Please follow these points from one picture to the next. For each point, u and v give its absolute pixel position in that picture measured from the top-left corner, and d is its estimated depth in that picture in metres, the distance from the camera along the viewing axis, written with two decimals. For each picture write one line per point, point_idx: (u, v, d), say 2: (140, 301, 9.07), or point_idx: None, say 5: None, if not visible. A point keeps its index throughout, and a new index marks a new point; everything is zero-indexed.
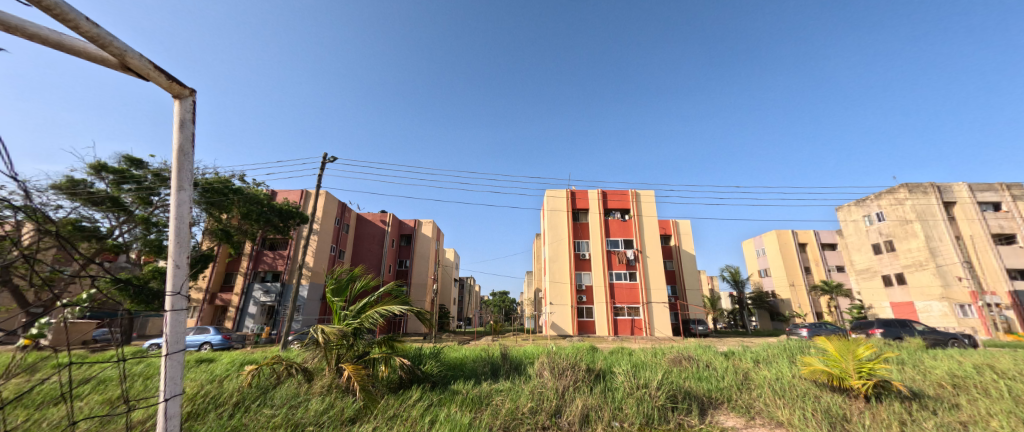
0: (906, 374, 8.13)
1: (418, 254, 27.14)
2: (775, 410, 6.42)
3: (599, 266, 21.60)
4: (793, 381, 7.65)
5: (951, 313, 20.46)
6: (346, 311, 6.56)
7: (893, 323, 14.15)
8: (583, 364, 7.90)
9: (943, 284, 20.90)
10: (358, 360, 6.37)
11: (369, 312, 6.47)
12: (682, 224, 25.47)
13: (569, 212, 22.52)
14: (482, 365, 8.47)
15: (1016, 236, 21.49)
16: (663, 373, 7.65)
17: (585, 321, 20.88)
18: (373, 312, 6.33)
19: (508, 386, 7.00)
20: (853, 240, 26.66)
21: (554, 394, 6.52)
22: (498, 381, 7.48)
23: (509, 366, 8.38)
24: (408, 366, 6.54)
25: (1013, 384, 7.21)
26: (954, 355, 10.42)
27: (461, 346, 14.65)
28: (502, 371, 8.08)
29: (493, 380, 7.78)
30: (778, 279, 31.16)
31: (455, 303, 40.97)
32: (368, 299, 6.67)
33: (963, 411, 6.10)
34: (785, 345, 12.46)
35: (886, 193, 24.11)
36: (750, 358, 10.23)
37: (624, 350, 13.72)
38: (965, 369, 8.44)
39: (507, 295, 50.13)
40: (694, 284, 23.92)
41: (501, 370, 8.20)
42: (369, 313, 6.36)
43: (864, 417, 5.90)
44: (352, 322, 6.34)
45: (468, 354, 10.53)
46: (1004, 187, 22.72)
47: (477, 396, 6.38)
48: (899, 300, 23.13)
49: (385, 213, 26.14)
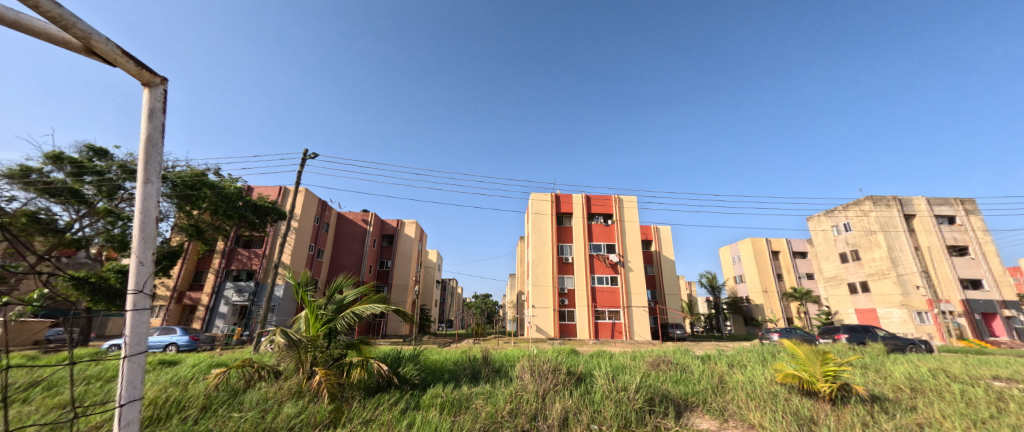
0: (868, 378, 8.60)
1: (400, 254, 26.63)
2: (747, 413, 6.64)
3: (581, 270, 21.78)
4: (765, 384, 7.95)
5: (909, 319, 21.59)
6: (322, 309, 6.43)
7: (857, 328, 14.86)
8: (563, 366, 8.02)
9: (903, 292, 22.03)
10: (333, 363, 6.26)
11: (345, 312, 6.44)
12: (663, 230, 26.04)
13: (553, 216, 22.68)
14: (463, 369, 8.43)
15: (968, 248, 22.98)
16: (641, 376, 7.80)
17: (567, 324, 21.00)
18: (351, 312, 6.36)
19: (487, 390, 7.00)
20: (822, 248, 27.88)
21: (534, 397, 6.57)
22: (478, 384, 7.50)
23: (489, 369, 8.42)
24: (386, 369, 6.34)
25: (965, 388, 7.69)
26: (913, 360, 11.01)
27: (441, 350, 14.57)
28: (483, 374, 8.08)
29: (473, 382, 7.80)
30: (752, 285, 32.27)
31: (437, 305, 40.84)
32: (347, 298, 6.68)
33: (920, 413, 6.48)
34: (757, 350, 12.94)
35: (852, 204, 25.37)
36: (725, 362, 10.59)
37: (604, 354, 13.85)
38: (922, 373, 9.00)
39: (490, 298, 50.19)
40: (673, 289, 24.44)
41: (482, 374, 8.17)
42: (346, 314, 6.37)
43: (829, 419, 6.19)
44: (326, 323, 6.33)
45: (448, 357, 10.56)
46: (958, 201, 24.20)
47: (457, 399, 6.36)
48: (863, 306, 24.27)
49: (368, 213, 25.61)
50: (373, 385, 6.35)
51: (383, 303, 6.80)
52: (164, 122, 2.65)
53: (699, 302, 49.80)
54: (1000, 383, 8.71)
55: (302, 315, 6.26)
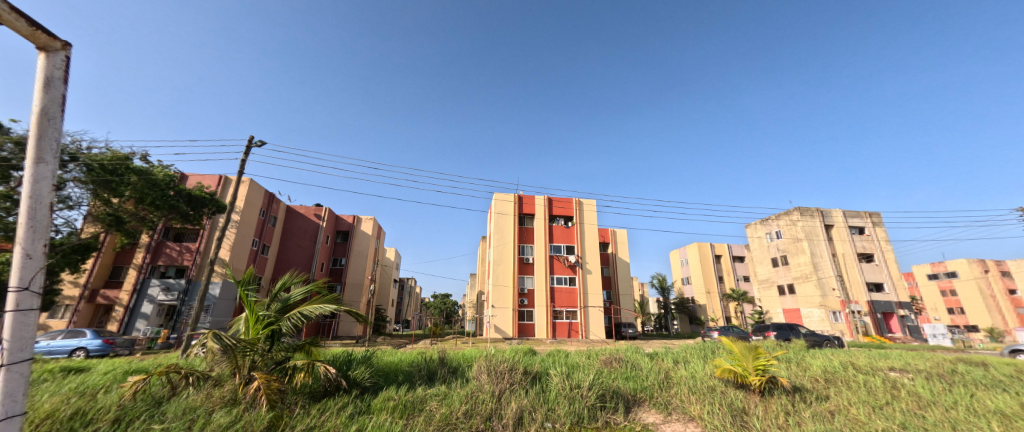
0: (792, 371, 9.64)
1: (356, 252, 25.47)
2: (688, 406, 7.17)
3: (541, 271, 22.15)
4: (705, 379, 8.64)
5: (826, 318, 24.30)
6: (265, 310, 6.05)
7: (784, 326, 16.49)
8: (520, 366, 8.15)
9: (822, 294, 24.76)
10: (274, 367, 5.91)
11: (292, 313, 6.07)
12: (619, 233, 27.18)
13: (516, 216, 22.89)
14: (419, 370, 8.29)
15: (874, 255, 26.30)
16: (595, 374, 8.14)
17: (526, 323, 21.24)
18: (298, 312, 6.00)
19: (443, 391, 6.97)
20: (757, 253, 30.58)
21: (491, 398, 6.62)
22: (433, 386, 7.43)
23: (446, 370, 8.36)
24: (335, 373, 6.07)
25: (867, 378, 8.86)
26: (827, 354, 12.45)
27: (396, 351, 14.18)
28: (439, 375, 8.05)
29: (429, 383, 7.74)
30: (697, 287, 34.66)
31: (393, 305, 39.62)
32: (295, 297, 6.31)
33: (831, 401, 7.37)
34: (699, 347, 13.99)
35: (783, 214, 28.09)
36: (671, 359, 11.34)
37: (560, 352, 14.22)
38: (834, 365, 10.22)
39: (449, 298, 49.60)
40: (627, 290, 25.57)
41: (437, 376, 8.07)
42: (293, 314, 5.99)
43: (757, 409, 6.86)
44: (270, 324, 5.94)
45: (403, 358, 10.36)
46: (868, 214, 27.61)
47: (410, 402, 6.26)
48: (789, 306, 26.94)
49: (321, 207, 24.21)
50: (320, 389, 6.07)
51: (334, 303, 6.49)
52: (64, 93, 2.48)
53: (650, 303, 52.61)
54: (894, 373, 10.10)
55: (241, 317, 5.96)
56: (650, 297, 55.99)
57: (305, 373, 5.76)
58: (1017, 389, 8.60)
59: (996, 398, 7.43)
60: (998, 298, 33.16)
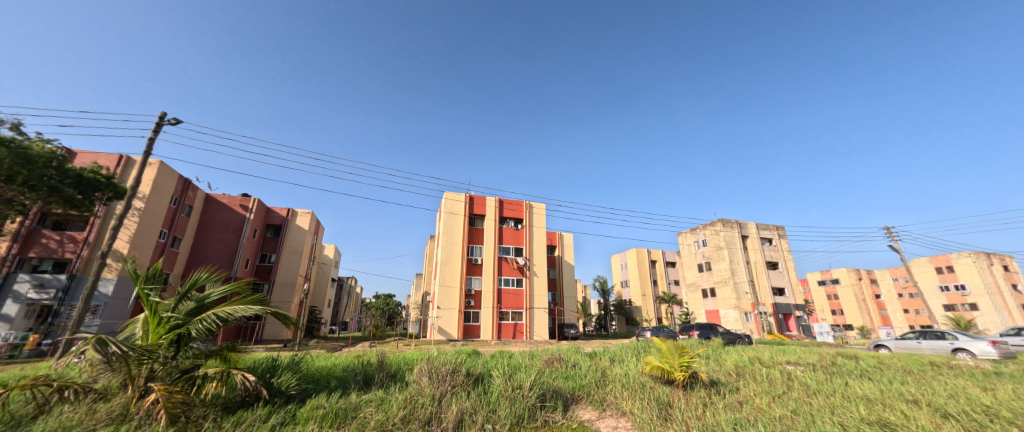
0: (711, 366, 10.73)
1: (289, 248, 23.38)
2: (621, 402, 7.66)
3: (489, 272, 22.12)
4: (636, 376, 9.31)
5: (739, 318, 27.30)
6: (171, 312, 5.30)
7: (706, 326, 18.24)
8: (462, 368, 8.10)
9: (737, 297, 27.76)
10: (177, 377, 5.19)
11: (205, 315, 5.38)
12: (566, 237, 28.09)
13: (466, 217, 22.67)
14: (353, 375, 8.02)
15: (779, 263, 30.07)
16: (536, 374, 8.39)
17: (471, 325, 21.11)
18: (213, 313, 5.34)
19: (379, 397, 6.74)
20: (686, 259, 33.43)
21: (430, 401, 6.50)
22: (368, 392, 7.14)
23: (384, 374, 8.13)
24: (255, 381, 5.46)
25: (770, 371, 10.14)
26: (739, 350, 14.03)
27: (331, 355, 13.29)
28: (375, 380, 7.79)
29: (364, 389, 7.44)
30: (634, 289, 37.02)
31: (330, 306, 37.14)
32: (211, 296, 5.65)
33: (740, 392, 8.36)
34: (634, 345, 15.01)
35: (709, 224, 31.05)
36: (607, 357, 12.04)
37: (503, 354, 14.36)
38: (745, 360, 11.57)
39: (391, 299, 47.83)
40: (571, 292, 26.50)
41: (374, 381, 7.82)
42: (206, 315, 5.33)
43: (680, 401, 7.55)
44: (176, 326, 5.22)
45: (337, 362, 9.82)
46: (776, 227, 31.48)
47: (342, 410, 5.89)
48: (711, 308, 29.84)
49: (249, 198, 21.88)
50: (236, 401, 5.42)
51: (258, 304, 5.89)
52: None
53: (592, 304, 55.19)
54: (790, 366, 11.66)
55: (138, 319, 5.22)
56: (592, 299, 58.50)
57: (217, 382, 5.10)
58: (878, 377, 10.40)
59: (862, 385, 8.91)
60: (868, 302, 39.86)
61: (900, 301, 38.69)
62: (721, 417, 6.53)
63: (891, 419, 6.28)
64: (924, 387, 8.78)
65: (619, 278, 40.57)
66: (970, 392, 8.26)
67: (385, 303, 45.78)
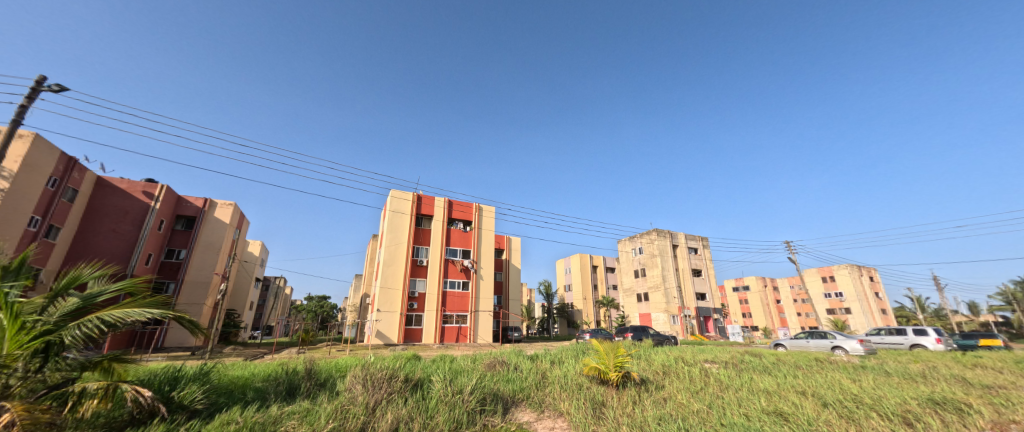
0: (641, 366, 11.51)
1: (203, 244, 20.67)
2: (558, 403, 7.87)
3: (434, 274, 21.51)
4: (574, 377, 9.68)
5: (667, 320, 29.59)
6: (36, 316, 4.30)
7: (639, 328, 19.50)
8: (400, 373, 7.80)
9: (666, 301, 30.07)
10: (38, 396, 4.03)
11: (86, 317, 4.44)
12: (514, 241, 28.32)
13: (413, 216, 21.83)
14: (274, 385, 7.30)
15: (702, 271, 33.09)
16: (477, 378, 8.39)
17: (413, 328, 20.33)
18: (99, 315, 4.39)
19: (304, 408, 6.20)
20: (624, 265, 35.51)
21: (363, 410, 6.10)
22: (292, 403, 6.52)
23: (312, 383, 7.58)
24: (154, 396, 4.55)
25: (691, 369, 11.14)
26: (667, 350, 15.23)
27: (250, 363, 11.96)
28: (303, 389, 7.20)
29: (287, 400, 6.79)
30: (575, 293, 38.45)
31: (253, 308, 33.66)
32: (100, 293, 4.66)
33: (666, 389, 9.06)
34: (573, 347, 15.55)
35: (644, 233, 33.33)
36: (548, 359, 12.38)
37: (445, 358, 14.06)
38: (670, 360, 12.57)
39: (325, 301, 44.99)
40: (516, 295, 26.73)
41: (299, 392, 7.15)
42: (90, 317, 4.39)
43: (612, 401, 7.98)
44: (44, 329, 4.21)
45: (256, 371, 8.88)
46: (701, 238, 34.64)
47: (260, 424, 5.19)
48: (643, 311, 31.99)
49: (155, 184, 19.07)
50: (123, 420, 4.44)
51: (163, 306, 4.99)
52: None
53: (535, 307, 56.43)
54: (708, 364, 12.88)
55: None
56: (535, 302, 59.66)
57: (100, 401, 4.18)
58: (777, 372, 11.91)
59: (764, 379, 10.12)
60: (771, 305, 45.66)
61: (794, 305, 44.72)
62: (648, 413, 6.98)
63: (784, 408, 7.21)
64: (811, 380, 10.22)
65: (562, 282, 41.85)
66: (844, 383, 9.79)
67: (319, 305, 42.72)
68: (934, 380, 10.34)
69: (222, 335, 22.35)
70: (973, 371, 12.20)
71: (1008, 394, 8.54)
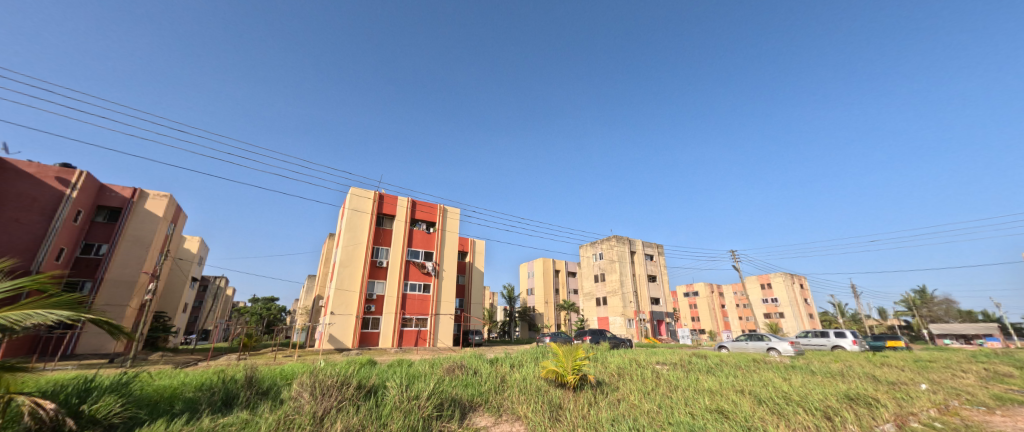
0: (598, 368, 11.81)
1: (130, 238, 18.50)
2: (516, 406, 7.83)
3: (394, 276, 20.77)
4: (533, 380, 9.73)
5: (623, 324, 30.67)
6: None
7: (598, 331, 20.04)
8: (353, 380, 7.37)
9: (623, 305, 31.16)
10: None
11: None
12: (478, 244, 28.08)
13: (373, 216, 21.00)
14: (208, 396, 6.63)
15: (657, 276, 34.66)
16: (435, 383, 8.18)
17: (369, 332, 19.51)
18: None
19: (244, 419, 5.69)
20: (585, 270, 36.42)
21: (310, 421, 5.70)
22: (230, 415, 5.97)
23: (253, 392, 7.00)
24: (60, 410, 3.91)
25: (645, 371, 11.61)
26: (622, 353, 15.78)
27: (181, 371, 10.81)
28: (242, 400, 6.62)
29: (225, 412, 6.19)
30: (537, 297, 38.86)
31: (188, 310, 30.77)
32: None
33: (620, 390, 9.36)
34: (533, 351, 15.64)
35: (604, 239, 34.42)
36: (508, 363, 12.36)
37: (402, 362, 13.58)
38: (625, 362, 13.00)
39: (273, 304, 42.51)
40: (478, 298, 26.45)
41: (238, 403, 6.51)
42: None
43: (569, 403, 8.09)
44: None
45: (185, 380, 8.06)
46: (656, 245, 36.31)
47: None
48: (602, 315, 32.94)
49: (71, 170, 16.90)
50: None
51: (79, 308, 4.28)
52: None
53: (497, 311, 56.41)
54: (660, 365, 13.47)
55: None
56: (497, 306, 59.60)
57: None
58: (719, 372, 12.73)
59: (709, 379, 10.72)
60: (716, 310, 48.84)
61: (737, 310, 48.15)
62: (602, 415, 7.12)
63: (725, 406, 7.67)
64: (749, 380, 10.99)
65: (525, 286, 42.09)
66: (777, 381, 10.65)
67: (265, 308, 40.66)
68: (850, 378, 11.52)
69: (149, 340, 20.11)
70: (882, 369, 13.74)
71: (911, 390, 9.66)
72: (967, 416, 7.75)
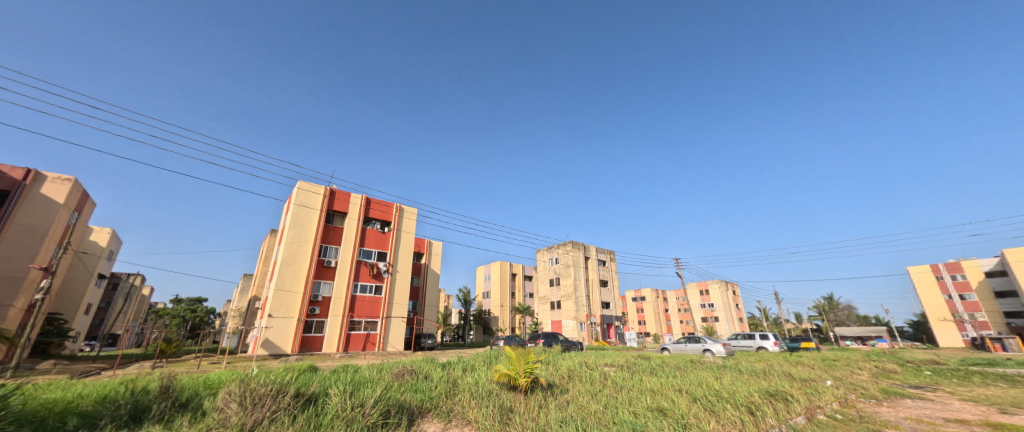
0: (550, 371, 11.91)
1: (18, 228, 15.64)
2: (467, 411, 7.61)
3: (343, 276, 19.58)
4: (485, 384, 9.59)
5: (575, 327, 31.44)
6: None
7: (551, 334, 20.34)
8: (291, 388, 6.72)
9: (575, 309, 31.96)
10: None
11: None
12: (435, 245, 27.37)
13: (323, 213, 19.69)
14: (112, 409, 5.71)
15: (608, 281, 35.94)
16: (382, 389, 7.74)
17: (312, 336, 18.20)
18: None
19: None
20: (541, 274, 36.93)
21: None
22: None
23: (170, 404, 6.16)
24: None
25: (594, 373, 11.91)
26: (574, 356, 16.12)
27: (79, 382, 9.30)
28: (157, 414, 5.79)
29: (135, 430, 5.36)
30: (493, 300, 38.77)
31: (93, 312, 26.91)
32: None
33: (570, 392, 9.49)
34: (486, 354, 15.45)
35: (561, 244, 35.15)
36: (460, 367, 12.09)
37: (347, 368, 12.77)
38: (575, 365, 13.25)
39: (201, 306, 38.92)
40: (433, 301, 25.73)
41: (149, 418, 5.67)
42: None
43: (519, 406, 8.04)
44: None
45: (79, 392, 6.91)
46: (609, 251, 37.68)
47: None
48: (555, 318, 33.54)
49: None
50: None
51: None
52: None
53: (452, 314, 55.60)
54: (607, 367, 13.92)
55: None
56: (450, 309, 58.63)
57: None
58: (661, 372, 13.42)
59: (653, 380, 11.20)
60: (661, 314, 51.81)
61: (678, 314, 51.43)
62: (551, 416, 7.16)
63: (664, 405, 8.01)
64: (688, 379, 11.64)
65: (481, 289, 41.82)
66: (711, 380, 11.40)
67: (189, 309, 37.25)
68: (771, 376, 12.66)
69: (39, 348, 17.19)
70: (798, 368, 15.29)
71: (821, 386, 10.78)
72: (861, 408, 8.83)
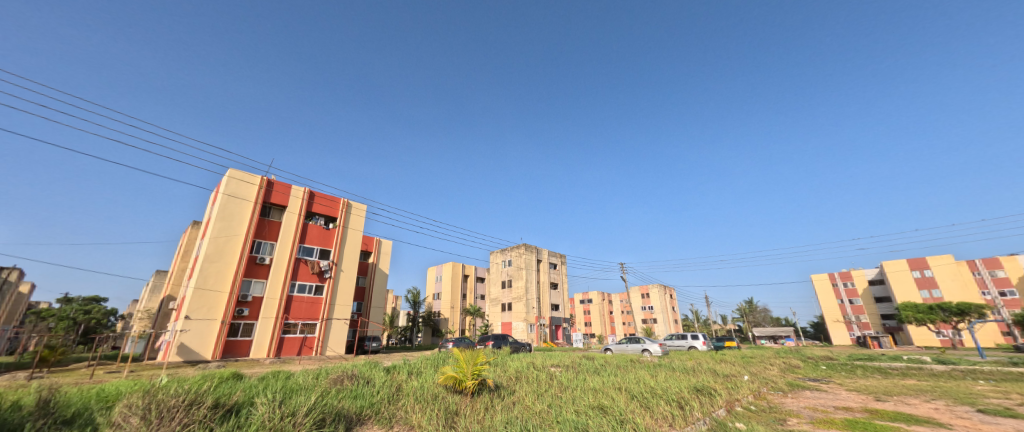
0: (498, 372, 11.81)
1: None
2: (410, 416, 7.24)
3: (278, 275, 17.95)
4: (430, 387, 9.24)
5: (525, 328, 31.70)
6: None
7: (500, 336, 20.27)
8: (209, 397, 5.90)
9: (525, 311, 32.22)
10: None
11: None
12: (384, 244, 26.11)
13: (258, 205, 17.92)
14: None
15: (558, 284, 36.68)
16: (316, 396, 7.12)
17: (238, 340, 16.46)
18: None
19: None
20: (493, 276, 36.82)
21: None
22: None
23: (49, 422, 5.11)
24: None
25: (540, 373, 12.01)
26: (522, 357, 16.16)
27: None
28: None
29: None
30: (443, 301, 37.96)
31: None
32: None
33: (517, 393, 9.45)
34: (434, 356, 14.99)
35: (514, 247, 35.29)
36: (405, 370, 11.57)
37: (278, 374, 11.67)
38: (523, 366, 13.29)
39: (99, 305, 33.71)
40: (379, 302, 24.50)
41: None
42: None
43: (465, 409, 7.81)
44: None
45: None
46: (560, 255, 38.47)
47: None
48: (505, 320, 33.59)
49: None
50: None
51: None
52: None
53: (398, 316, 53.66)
54: (554, 368, 14.12)
55: None
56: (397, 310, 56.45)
57: None
58: (604, 372, 13.92)
59: (596, 379, 11.53)
60: (604, 315, 54.14)
61: (620, 315, 54.08)
62: (497, 418, 7.03)
63: (605, 402, 8.20)
64: (628, 377, 12.16)
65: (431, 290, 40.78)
66: (648, 378, 12.02)
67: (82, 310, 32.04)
68: (699, 373, 13.68)
69: None
70: (723, 365, 16.70)
71: (743, 381, 11.80)
72: (771, 399, 9.80)
